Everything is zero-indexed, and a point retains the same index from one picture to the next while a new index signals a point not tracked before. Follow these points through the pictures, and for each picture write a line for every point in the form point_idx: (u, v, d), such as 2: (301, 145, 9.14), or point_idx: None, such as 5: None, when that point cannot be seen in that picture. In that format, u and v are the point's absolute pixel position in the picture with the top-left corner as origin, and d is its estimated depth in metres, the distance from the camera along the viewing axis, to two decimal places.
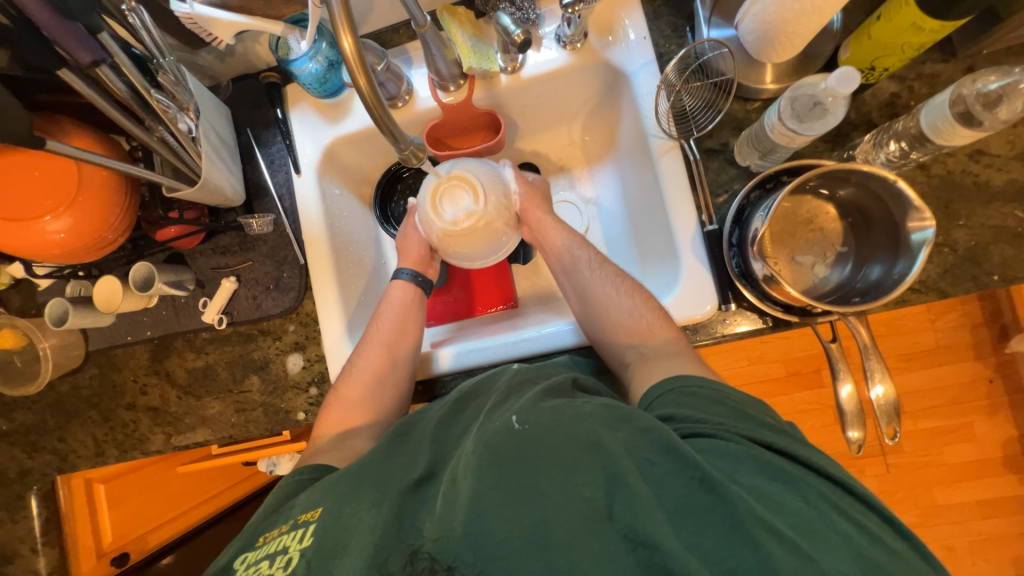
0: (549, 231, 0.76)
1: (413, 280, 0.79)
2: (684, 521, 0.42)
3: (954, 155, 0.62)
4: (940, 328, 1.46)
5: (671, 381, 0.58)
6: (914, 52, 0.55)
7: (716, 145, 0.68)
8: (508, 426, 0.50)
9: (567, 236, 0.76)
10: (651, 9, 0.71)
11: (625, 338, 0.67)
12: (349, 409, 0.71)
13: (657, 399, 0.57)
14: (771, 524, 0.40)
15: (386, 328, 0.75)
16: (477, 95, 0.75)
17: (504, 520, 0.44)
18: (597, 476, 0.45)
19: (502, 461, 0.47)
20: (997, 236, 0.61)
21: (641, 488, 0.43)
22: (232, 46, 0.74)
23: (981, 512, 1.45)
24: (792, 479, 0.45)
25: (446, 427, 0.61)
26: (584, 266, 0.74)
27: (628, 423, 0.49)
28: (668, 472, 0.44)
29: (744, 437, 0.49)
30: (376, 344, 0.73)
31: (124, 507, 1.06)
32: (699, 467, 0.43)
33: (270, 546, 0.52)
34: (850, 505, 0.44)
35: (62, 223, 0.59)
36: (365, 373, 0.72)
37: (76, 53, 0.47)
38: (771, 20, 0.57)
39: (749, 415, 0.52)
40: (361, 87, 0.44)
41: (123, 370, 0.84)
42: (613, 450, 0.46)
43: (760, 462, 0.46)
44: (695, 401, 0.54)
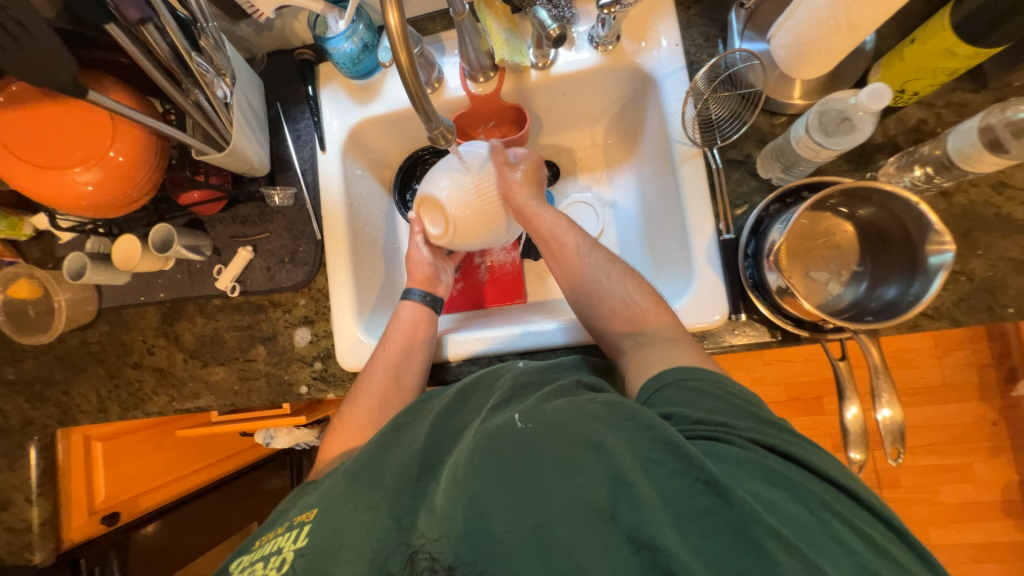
0: (549, 222, 0.74)
1: (423, 299, 0.78)
2: (688, 523, 0.41)
3: (977, 184, 0.62)
4: (946, 365, 1.45)
5: (667, 373, 0.57)
6: (946, 77, 0.55)
7: (739, 156, 0.68)
8: (511, 424, 0.51)
9: (568, 229, 0.74)
10: (686, 17, 0.72)
11: (622, 328, 0.66)
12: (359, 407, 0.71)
13: (653, 393, 0.56)
14: (774, 530, 0.39)
15: (397, 334, 0.74)
16: (506, 88, 0.76)
17: (505, 520, 0.44)
18: (600, 476, 0.44)
19: (505, 458, 0.47)
20: (1015, 269, 0.61)
21: (644, 488, 0.43)
22: (271, 21, 0.76)
23: (975, 555, 1.43)
24: (794, 484, 0.44)
25: (447, 417, 0.60)
26: (586, 258, 0.72)
27: (631, 420, 0.48)
28: (672, 472, 0.43)
29: (746, 439, 0.48)
30: (387, 353, 0.72)
31: (121, 468, 1.08)
32: (703, 469, 0.42)
33: (265, 548, 0.54)
34: (852, 512, 0.44)
35: (90, 176, 0.60)
36: (375, 386, 0.71)
37: (125, 9, 0.49)
38: (804, 36, 0.57)
39: (750, 412, 0.51)
40: (402, 64, 0.45)
41: (133, 330, 0.85)
42: (616, 451, 0.45)
43: (760, 467, 0.45)
44: (691, 395, 0.53)
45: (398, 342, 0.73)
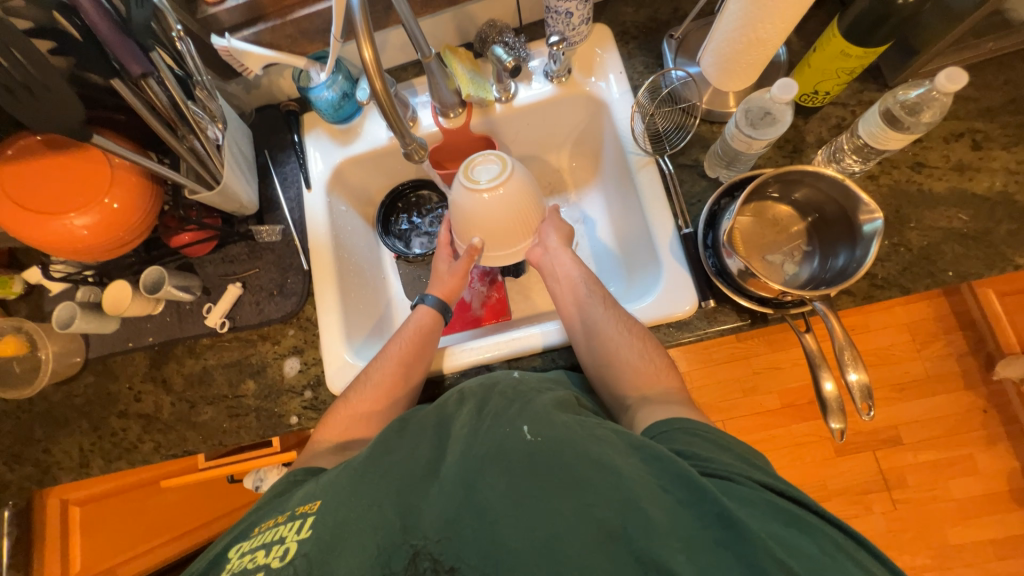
0: (562, 262, 0.79)
1: (434, 304, 0.80)
2: (698, 552, 0.41)
3: (897, 167, 0.70)
4: (926, 357, 1.49)
5: (678, 420, 0.57)
6: (848, 77, 0.64)
7: (689, 161, 0.76)
8: (520, 435, 0.50)
9: (581, 269, 0.78)
10: (626, 50, 0.82)
11: (631, 379, 0.66)
12: (356, 403, 0.72)
13: (658, 434, 0.57)
14: (783, 566, 0.40)
15: (408, 332, 0.77)
16: (474, 121, 0.84)
17: (515, 530, 0.44)
18: (612, 497, 0.44)
19: (515, 471, 0.47)
20: (946, 237, 0.67)
21: (656, 513, 0.43)
22: (259, 79, 0.84)
23: (998, 553, 1.38)
24: (805, 525, 0.44)
25: (446, 416, 0.60)
26: (596, 300, 0.74)
27: (642, 449, 0.49)
28: (683, 503, 0.44)
29: (756, 481, 0.49)
30: (396, 352, 0.74)
31: (94, 538, 1.03)
32: (717, 501, 0.43)
33: (265, 536, 0.53)
34: (860, 554, 0.44)
35: (85, 220, 0.64)
36: (379, 382, 0.72)
37: (129, 64, 0.54)
38: (725, 53, 0.67)
39: (753, 462, 0.52)
40: (376, 88, 0.51)
41: (120, 378, 0.85)
42: (628, 473, 0.46)
43: (773, 507, 0.45)
44: (700, 441, 0.54)
45: (411, 341, 0.75)
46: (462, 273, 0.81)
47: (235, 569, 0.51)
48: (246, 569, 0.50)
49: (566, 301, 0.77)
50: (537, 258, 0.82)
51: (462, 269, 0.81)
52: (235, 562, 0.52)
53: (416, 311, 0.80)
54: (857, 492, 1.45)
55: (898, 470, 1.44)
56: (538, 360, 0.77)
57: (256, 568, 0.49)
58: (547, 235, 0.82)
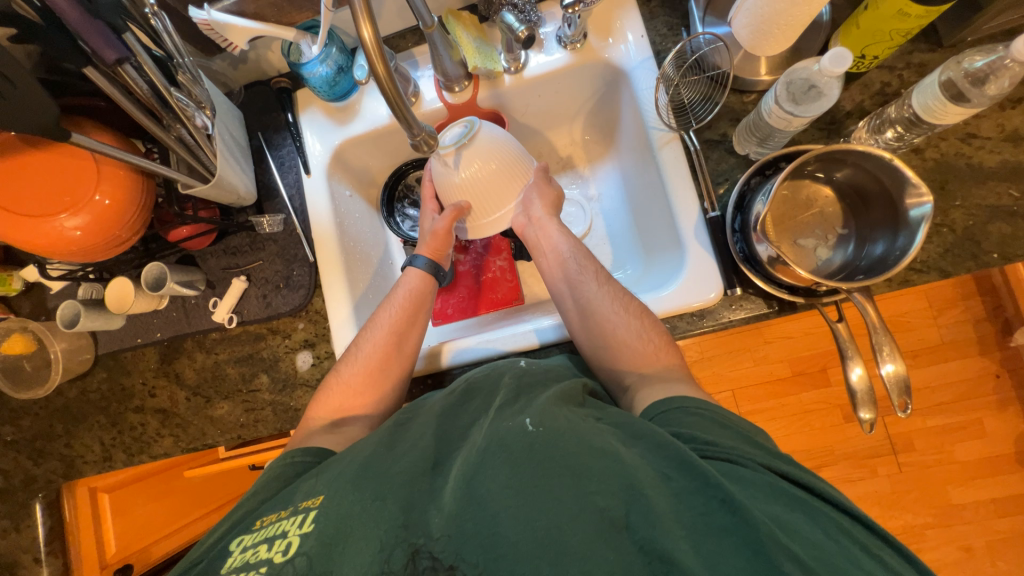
0: (549, 234, 0.76)
1: (427, 267, 0.78)
2: (703, 539, 0.40)
3: (946, 139, 0.64)
4: (943, 324, 1.45)
5: (677, 399, 0.55)
6: (902, 39, 0.57)
7: (716, 136, 0.70)
8: (522, 427, 0.50)
9: (567, 241, 0.75)
10: (648, 9, 0.74)
11: (628, 361, 0.64)
12: (344, 379, 0.70)
13: (659, 414, 0.55)
14: (791, 553, 0.38)
15: (400, 299, 0.75)
16: (481, 95, 0.78)
17: (516, 523, 0.43)
18: (615, 486, 0.44)
19: (516, 461, 0.47)
20: (993, 215, 0.63)
21: (658, 500, 0.42)
22: (246, 53, 0.77)
23: (998, 510, 1.41)
24: (811, 510, 0.43)
25: (451, 417, 0.60)
26: (589, 278, 0.71)
27: (644, 440, 0.49)
28: (687, 489, 0.43)
29: (758, 463, 0.47)
30: (384, 322, 0.73)
31: (131, 517, 1.09)
32: (720, 488, 0.42)
33: (269, 529, 0.50)
34: (871, 541, 0.42)
35: (77, 221, 0.60)
36: (364, 358, 0.70)
37: (101, 50, 0.49)
38: (763, 14, 0.59)
39: (757, 442, 0.50)
40: (379, 73, 0.45)
41: (132, 373, 0.84)
42: (630, 463, 0.46)
43: (777, 490, 0.44)
44: (700, 421, 0.52)
45: (403, 306, 0.74)
46: (446, 232, 0.78)
47: (236, 564, 0.47)
48: (249, 563, 0.47)
49: (557, 277, 0.75)
50: (522, 229, 0.79)
51: (445, 230, 0.78)
52: (237, 557, 0.48)
53: (406, 275, 0.78)
54: (864, 456, 1.47)
55: (905, 434, 1.46)
56: (554, 350, 0.75)
57: (257, 564, 0.46)
58: (530, 204, 0.77)
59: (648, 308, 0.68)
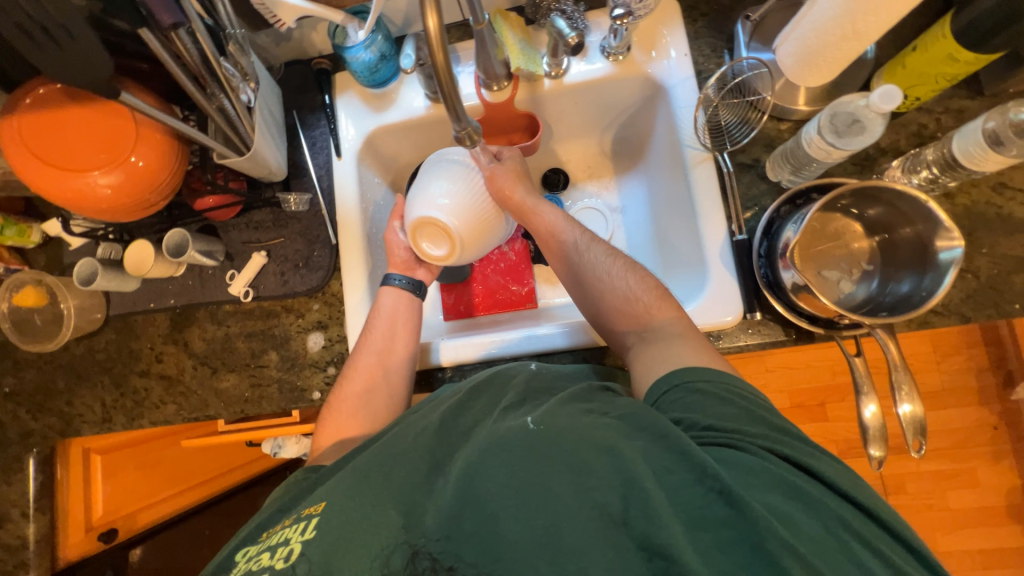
0: (531, 215, 0.72)
1: (405, 284, 0.77)
2: (701, 534, 0.40)
3: (978, 186, 0.65)
4: (946, 370, 1.45)
5: (680, 374, 0.54)
6: (947, 83, 0.58)
7: (749, 160, 0.71)
8: (524, 427, 0.51)
9: (553, 216, 0.72)
10: (693, 29, 0.75)
11: (626, 321, 0.65)
12: (349, 395, 0.70)
13: (661, 395, 0.55)
14: (790, 546, 0.38)
15: (385, 318, 0.74)
16: (519, 96, 0.78)
17: (515, 522, 0.43)
18: (611, 479, 0.44)
19: (516, 460, 0.47)
20: (1019, 266, 0.63)
21: (656, 492, 0.42)
22: (290, 31, 0.78)
23: (983, 562, 1.41)
24: (812, 500, 0.43)
25: (457, 413, 0.59)
26: (575, 249, 0.70)
27: (646, 430, 0.48)
28: (685, 481, 0.43)
29: (761, 447, 0.47)
30: (371, 344, 0.72)
31: (118, 481, 1.06)
32: (717, 479, 0.42)
33: (271, 539, 0.50)
34: (874, 533, 0.42)
35: (110, 179, 0.60)
36: (359, 377, 0.70)
37: (159, 13, 0.50)
38: (811, 45, 0.59)
39: (763, 419, 0.50)
40: (438, 63, 0.45)
41: (141, 337, 0.83)
42: (626, 453, 0.45)
43: (777, 479, 0.44)
44: (701, 401, 0.51)
45: (387, 325, 0.74)
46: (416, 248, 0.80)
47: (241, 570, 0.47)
48: (252, 569, 0.47)
49: (549, 255, 0.74)
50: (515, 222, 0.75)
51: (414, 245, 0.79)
52: (241, 565, 0.48)
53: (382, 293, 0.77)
54: None
55: (898, 477, 1.45)
56: (567, 356, 0.75)
57: (260, 571, 0.46)
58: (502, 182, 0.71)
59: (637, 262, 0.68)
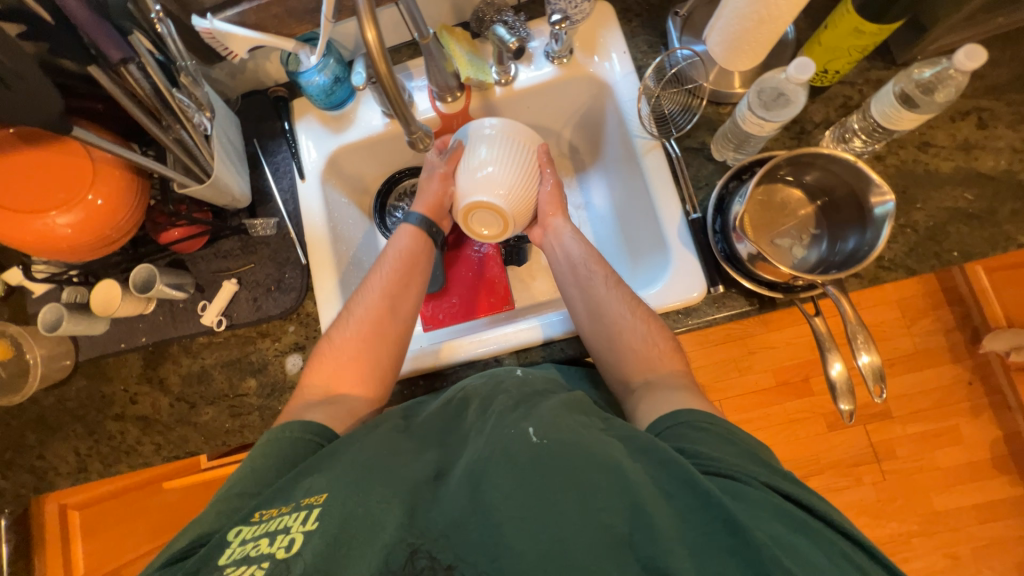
0: (564, 237, 0.78)
1: (421, 226, 0.78)
2: (705, 558, 0.41)
3: (904, 147, 0.69)
4: (916, 333, 1.50)
5: (683, 413, 0.56)
6: (859, 56, 0.63)
7: (695, 144, 0.74)
8: (526, 438, 0.50)
9: (584, 249, 0.76)
10: (629, 29, 0.80)
11: (635, 365, 0.66)
12: (351, 335, 0.70)
13: (664, 429, 0.55)
14: (793, 574, 0.39)
15: (394, 257, 0.76)
16: (474, 105, 0.82)
17: (521, 533, 0.43)
18: (618, 501, 0.44)
19: (522, 476, 0.47)
20: (951, 216, 0.67)
21: (662, 518, 0.43)
22: (244, 63, 0.80)
23: (979, 517, 1.44)
24: (812, 530, 0.44)
25: (452, 431, 0.59)
26: (599, 282, 0.72)
27: (648, 453, 0.49)
28: (689, 507, 0.44)
29: (762, 481, 0.48)
30: (378, 284, 0.73)
31: (96, 538, 1.03)
32: (723, 507, 0.42)
33: (269, 524, 0.46)
34: (859, 552, 0.44)
35: (69, 218, 0.60)
36: (363, 316, 0.71)
37: (107, 50, 0.50)
38: (734, 31, 0.64)
39: (762, 460, 0.51)
40: (381, 72, 0.47)
41: (114, 380, 0.82)
42: (635, 477, 0.46)
43: (780, 510, 0.45)
44: (706, 438, 0.52)
45: (395, 269, 0.75)
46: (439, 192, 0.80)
47: (234, 559, 0.44)
48: (249, 557, 0.44)
49: (568, 282, 0.76)
50: (539, 239, 0.82)
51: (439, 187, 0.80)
52: (234, 550, 0.45)
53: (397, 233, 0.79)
54: (849, 465, 1.48)
55: (887, 442, 1.48)
56: (546, 349, 0.76)
57: (257, 560, 0.43)
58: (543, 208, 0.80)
59: (653, 312, 0.70)
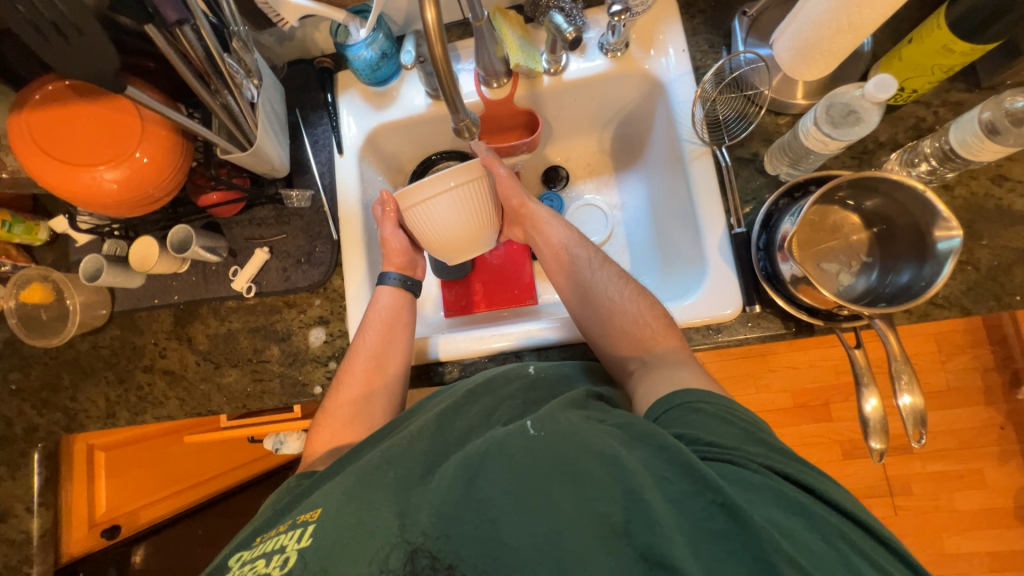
0: (543, 225, 0.77)
1: (400, 282, 0.77)
2: (702, 545, 0.40)
3: (977, 178, 0.65)
4: (951, 370, 1.43)
5: (679, 395, 0.55)
6: (943, 74, 0.59)
7: (747, 154, 0.71)
8: (523, 431, 0.51)
9: (565, 233, 0.76)
10: (691, 25, 0.76)
11: (628, 347, 0.66)
12: (343, 401, 0.70)
13: (663, 413, 0.55)
14: (791, 559, 0.38)
15: (377, 317, 0.73)
16: (519, 93, 0.79)
17: (516, 527, 0.43)
18: (613, 491, 0.43)
19: (515, 465, 0.47)
20: (1019, 258, 0.63)
21: (658, 504, 0.42)
22: (294, 31, 0.79)
23: (990, 564, 1.39)
24: (811, 515, 0.42)
25: (454, 412, 0.59)
26: (584, 265, 0.73)
27: (644, 440, 0.48)
28: (687, 492, 0.43)
29: (761, 464, 0.46)
30: (365, 347, 0.71)
31: (121, 480, 1.07)
32: (720, 492, 0.41)
33: (267, 545, 0.49)
34: (871, 546, 0.42)
35: (115, 174, 0.61)
36: (354, 383, 0.70)
37: (164, 9, 0.52)
38: (807, 38, 0.59)
39: (763, 441, 0.49)
40: (437, 54, 0.46)
41: (145, 333, 0.84)
42: (629, 464, 0.45)
43: (779, 495, 0.43)
44: (703, 420, 0.51)
45: (378, 329, 0.72)
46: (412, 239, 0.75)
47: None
48: None
49: (555, 270, 0.75)
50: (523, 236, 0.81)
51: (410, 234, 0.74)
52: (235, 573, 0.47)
53: (377, 293, 0.76)
54: (860, 495, 1.44)
55: (904, 478, 1.43)
56: (566, 349, 0.75)
57: None
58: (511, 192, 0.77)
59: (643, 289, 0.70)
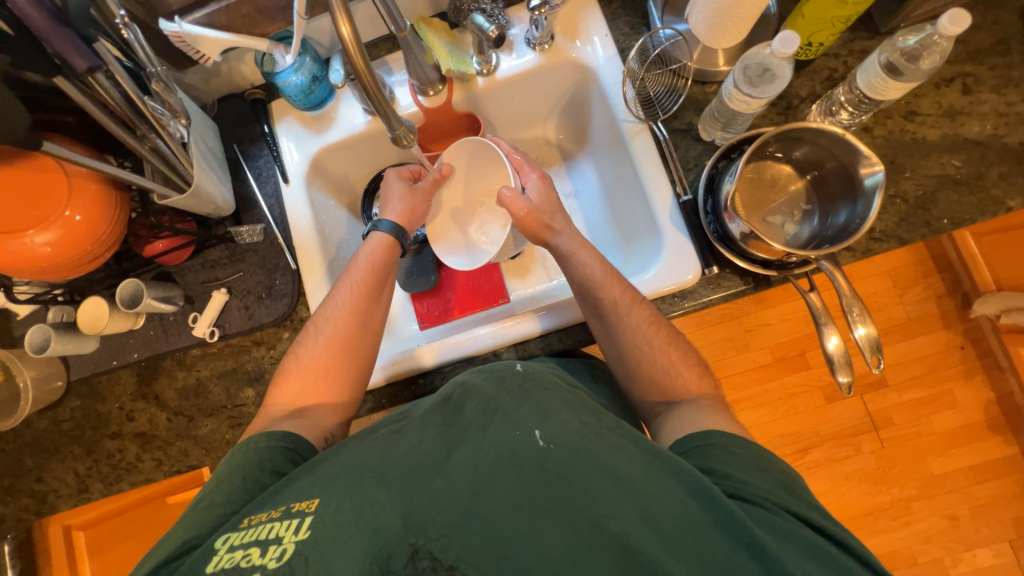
0: (581, 254, 0.71)
1: (389, 229, 0.75)
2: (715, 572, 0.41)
3: (891, 117, 0.69)
4: (908, 301, 1.52)
5: (713, 434, 0.55)
6: (843, 26, 0.63)
7: (682, 125, 0.74)
8: (532, 440, 0.49)
9: (601, 264, 0.70)
10: (610, 11, 0.78)
11: (660, 397, 0.65)
12: (319, 354, 0.68)
13: (693, 448, 0.55)
14: None
15: (362, 267, 0.72)
16: (456, 97, 0.80)
17: (525, 542, 0.43)
18: (630, 513, 0.43)
19: (529, 482, 0.46)
20: (940, 183, 0.67)
21: (679, 535, 0.43)
22: (218, 66, 0.78)
23: (975, 477, 1.46)
24: (837, 565, 0.43)
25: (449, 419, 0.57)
26: (612, 310, 0.67)
27: (661, 459, 0.49)
28: (704, 521, 0.44)
29: (789, 512, 0.47)
30: (347, 298, 0.70)
31: (107, 557, 1.07)
32: (749, 533, 0.43)
33: (258, 531, 0.48)
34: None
35: (47, 237, 0.59)
36: (317, 382, 0.67)
37: (73, 59, 0.48)
38: (716, 8, 0.63)
39: (792, 489, 0.50)
40: (359, 68, 0.47)
41: (109, 399, 0.80)
42: (648, 490, 0.45)
43: (812, 546, 0.44)
44: (735, 462, 0.52)
45: (364, 279, 0.71)
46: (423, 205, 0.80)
47: (223, 567, 0.45)
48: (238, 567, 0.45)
49: (581, 304, 0.70)
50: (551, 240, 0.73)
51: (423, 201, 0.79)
52: (223, 557, 0.46)
53: (368, 240, 0.76)
54: (848, 434, 1.50)
55: (884, 410, 1.50)
56: (545, 339, 0.76)
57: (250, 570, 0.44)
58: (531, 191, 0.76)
59: (677, 338, 0.67)
